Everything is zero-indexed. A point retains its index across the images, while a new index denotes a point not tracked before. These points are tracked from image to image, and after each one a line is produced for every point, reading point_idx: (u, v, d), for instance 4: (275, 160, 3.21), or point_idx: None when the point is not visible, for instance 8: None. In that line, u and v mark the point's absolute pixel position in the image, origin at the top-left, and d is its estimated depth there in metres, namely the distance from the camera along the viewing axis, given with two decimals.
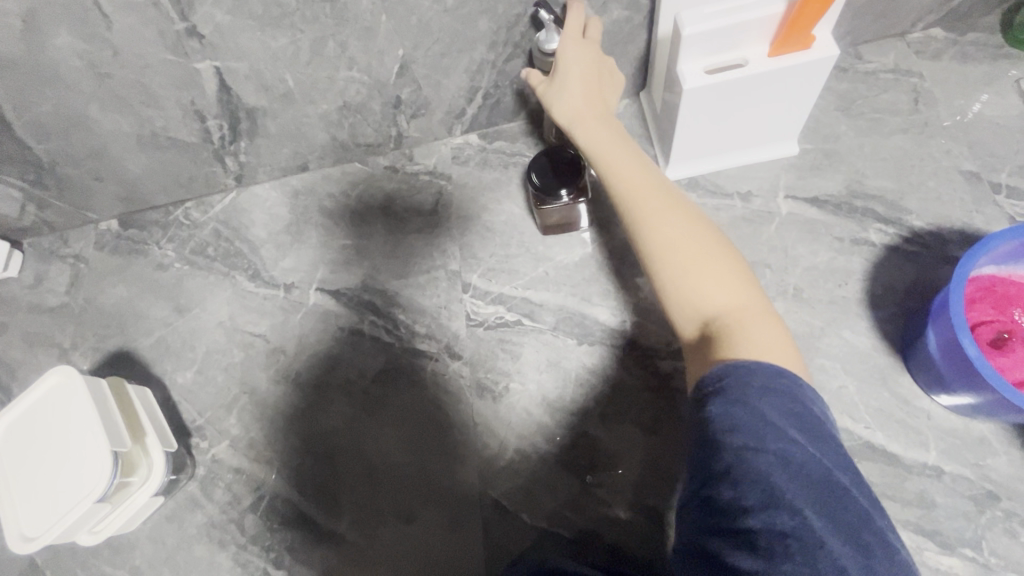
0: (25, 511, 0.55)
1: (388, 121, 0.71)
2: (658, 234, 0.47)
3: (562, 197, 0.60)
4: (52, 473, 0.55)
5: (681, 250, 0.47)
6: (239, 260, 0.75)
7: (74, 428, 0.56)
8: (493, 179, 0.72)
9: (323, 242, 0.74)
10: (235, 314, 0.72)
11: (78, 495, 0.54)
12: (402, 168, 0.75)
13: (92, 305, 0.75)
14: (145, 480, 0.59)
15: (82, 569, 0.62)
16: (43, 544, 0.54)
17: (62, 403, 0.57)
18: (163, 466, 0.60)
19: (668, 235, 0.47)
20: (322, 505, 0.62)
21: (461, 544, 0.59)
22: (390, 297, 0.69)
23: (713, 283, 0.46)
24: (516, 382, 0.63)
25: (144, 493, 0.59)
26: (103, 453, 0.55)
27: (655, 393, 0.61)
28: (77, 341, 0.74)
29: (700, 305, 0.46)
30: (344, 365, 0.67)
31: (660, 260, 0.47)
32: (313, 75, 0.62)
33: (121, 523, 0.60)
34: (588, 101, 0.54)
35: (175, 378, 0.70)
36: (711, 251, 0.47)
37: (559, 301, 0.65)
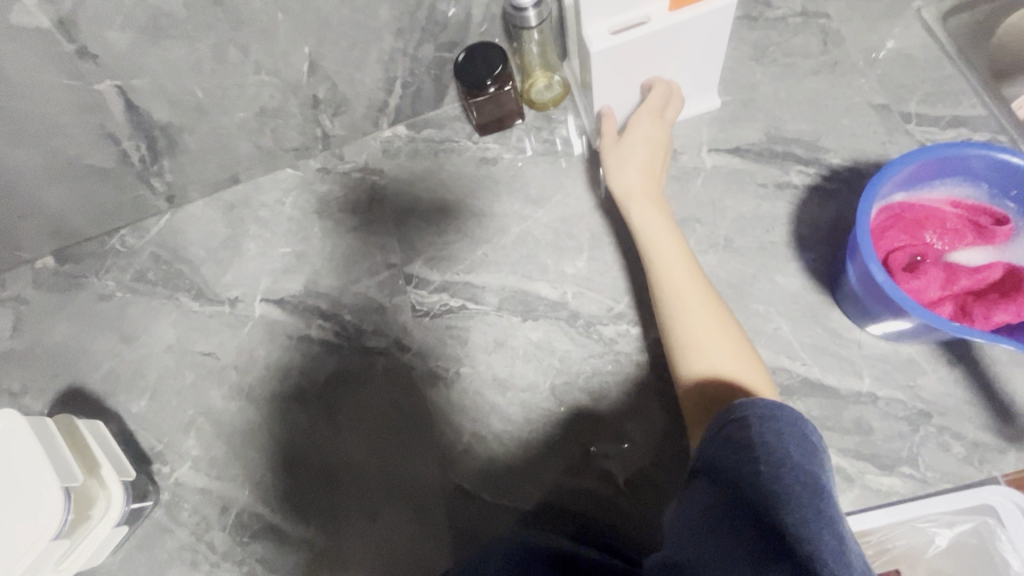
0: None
1: (309, 123, 0.70)
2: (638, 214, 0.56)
3: (488, 88, 0.63)
4: None
5: (686, 298, 0.51)
6: (181, 281, 0.74)
7: (18, 471, 0.55)
8: (425, 167, 0.72)
9: (263, 252, 0.73)
10: (183, 336, 0.71)
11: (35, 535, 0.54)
12: (334, 168, 0.74)
13: (37, 347, 0.74)
14: (105, 511, 0.58)
15: None
16: None
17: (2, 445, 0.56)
18: (119, 494, 0.60)
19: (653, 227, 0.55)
20: (289, 513, 0.62)
21: (428, 532, 0.59)
22: (335, 299, 0.69)
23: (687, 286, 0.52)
24: (467, 366, 0.63)
25: (106, 524, 0.58)
26: (54, 489, 0.54)
27: (601, 360, 0.61)
28: (26, 386, 0.72)
29: (705, 361, 0.48)
30: (297, 373, 0.67)
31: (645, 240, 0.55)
32: (221, 84, 0.61)
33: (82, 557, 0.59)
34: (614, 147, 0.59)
35: (129, 408, 0.69)
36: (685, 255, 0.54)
37: (502, 281, 0.66)
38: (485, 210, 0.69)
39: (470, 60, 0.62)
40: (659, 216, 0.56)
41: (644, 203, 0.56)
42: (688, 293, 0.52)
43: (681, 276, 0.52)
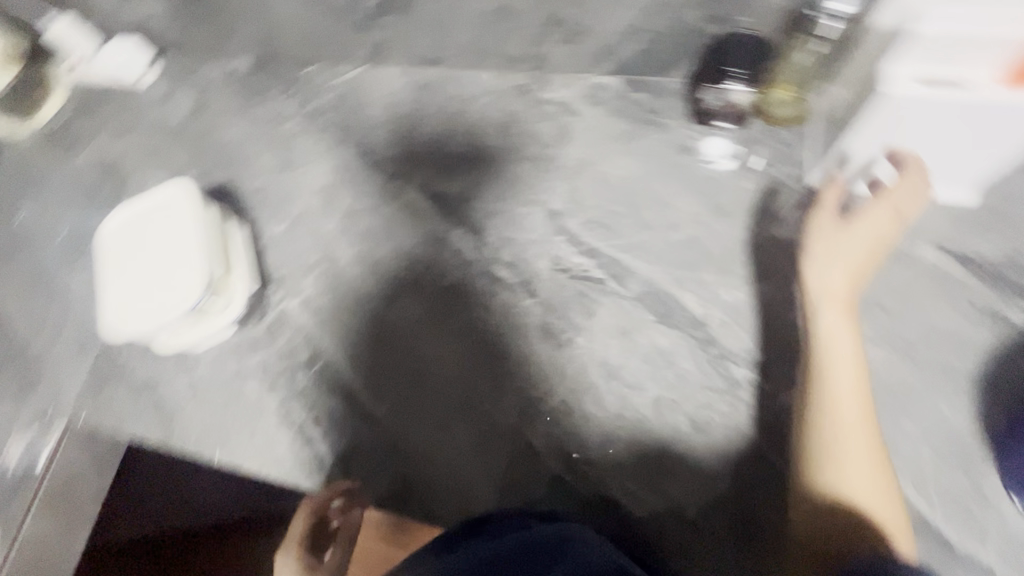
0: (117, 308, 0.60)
1: (536, 38, 0.67)
2: (824, 318, 0.52)
3: (728, 81, 0.60)
4: (150, 277, 0.60)
5: (845, 417, 0.49)
6: (351, 134, 0.76)
7: (179, 243, 0.61)
8: (622, 129, 0.69)
9: (435, 141, 0.74)
10: (335, 185, 0.74)
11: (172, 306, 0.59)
12: (533, 92, 0.73)
13: (208, 137, 0.79)
14: (227, 308, 0.65)
15: (158, 364, 0.70)
16: (127, 337, 0.60)
17: (169, 219, 0.62)
18: (241, 300, 0.66)
19: (836, 340, 0.51)
20: (369, 386, 0.65)
21: (485, 466, 0.61)
22: (485, 216, 0.69)
23: (847, 410, 0.49)
24: (583, 338, 0.62)
25: (224, 318, 0.65)
26: (202, 275, 0.59)
27: (714, 395, 0.59)
28: (189, 167, 0.78)
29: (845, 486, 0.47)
30: (422, 267, 0.68)
31: (819, 348, 0.51)
32: None
33: (193, 338, 0.66)
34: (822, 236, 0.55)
35: (266, 227, 0.74)
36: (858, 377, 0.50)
37: (651, 275, 0.63)
38: (664, 199, 0.66)
39: (739, 43, 0.59)
40: (846, 328, 0.51)
41: (835, 315, 0.52)
42: (846, 416, 0.49)
43: (843, 398, 0.49)
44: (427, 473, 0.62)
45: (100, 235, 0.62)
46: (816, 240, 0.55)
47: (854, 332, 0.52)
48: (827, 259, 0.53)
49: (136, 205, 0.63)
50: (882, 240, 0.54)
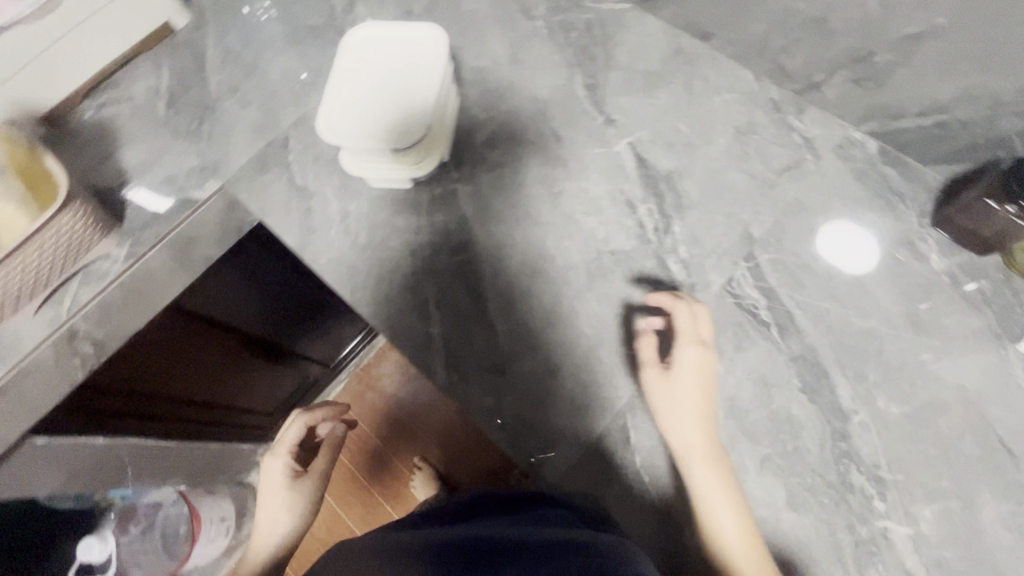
0: (337, 109, 0.61)
1: (825, 65, 0.64)
2: (697, 475, 0.53)
3: (1012, 204, 0.53)
4: (380, 101, 0.61)
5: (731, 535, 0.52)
6: (589, 63, 0.76)
7: (415, 83, 0.63)
8: (856, 193, 0.65)
9: (665, 110, 0.72)
10: (553, 103, 0.74)
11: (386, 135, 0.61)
12: (783, 113, 0.70)
13: None
14: (417, 163, 0.66)
15: (324, 179, 0.72)
16: (337, 144, 0.60)
17: (416, 55, 0.63)
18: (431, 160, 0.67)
19: (705, 466, 0.54)
20: (499, 299, 0.65)
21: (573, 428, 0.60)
22: (681, 205, 0.67)
23: (727, 522, 0.52)
24: (721, 365, 0.59)
25: (408, 171, 0.66)
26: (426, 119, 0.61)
27: (826, 493, 0.54)
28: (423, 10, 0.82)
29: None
30: (598, 219, 0.67)
31: (698, 481, 0.53)
32: None
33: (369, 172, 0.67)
34: (681, 430, 0.55)
35: (472, 108, 0.75)
36: (714, 464, 0.54)
37: (818, 343, 0.59)
38: (866, 280, 0.62)
39: None
40: (717, 473, 0.53)
41: (709, 472, 0.53)
42: (730, 526, 0.52)
43: (725, 523, 0.52)
44: (516, 406, 0.61)
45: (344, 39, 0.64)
46: (664, 404, 0.56)
47: (726, 470, 0.54)
48: (693, 445, 0.55)
49: (390, 29, 0.65)
50: (709, 377, 0.58)
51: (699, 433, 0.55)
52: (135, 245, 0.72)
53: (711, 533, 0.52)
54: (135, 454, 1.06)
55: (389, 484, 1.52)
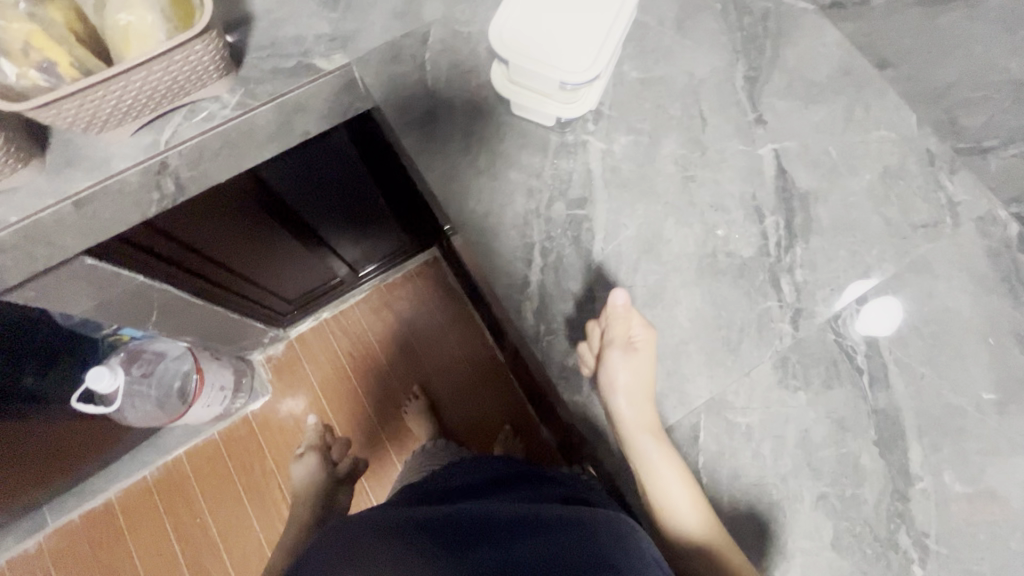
0: (514, 19, 0.60)
1: (1004, 133, 0.61)
2: (642, 453, 0.58)
3: None
4: (557, 27, 0.59)
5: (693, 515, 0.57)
6: (755, 54, 0.72)
7: (598, 22, 0.60)
8: (983, 270, 0.64)
9: (819, 128, 0.69)
10: (707, 84, 0.70)
11: (562, 55, 0.59)
12: (936, 167, 0.67)
13: None
14: (565, 104, 0.64)
15: (458, 94, 0.70)
16: (501, 53, 0.59)
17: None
18: (587, 99, 0.65)
19: (643, 446, 0.58)
20: (604, 267, 0.63)
21: None
22: (809, 228, 0.65)
23: (671, 489, 0.57)
24: (803, 395, 0.59)
25: (554, 109, 0.64)
26: (606, 49, 0.59)
27: (870, 544, 0.56)
28: None
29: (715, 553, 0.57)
30: (723, 217, 0.65)
31: (641, 459, 0.58)
32: None
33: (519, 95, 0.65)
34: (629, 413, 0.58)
35: (624, 64, 0.71)
36: (657, 442, 0.58)
37: (903, 403, 0.59)
38: (967, 358, 0.61)
39: None
40: (659, 446, 0.57)
41: (651, 452, 0.57)
42: (674, 492, 0.57)
43: (668, 493, 0.57)
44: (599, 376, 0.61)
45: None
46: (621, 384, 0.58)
47: (669, 447, 0.58)
48: (641, 449, 0.58)
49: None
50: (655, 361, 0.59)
51: (641, 416, 0.58)
52: (248, 97, 0.69)
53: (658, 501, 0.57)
54: (165, 301, 1.05)
55: (386, 404, 1.53)
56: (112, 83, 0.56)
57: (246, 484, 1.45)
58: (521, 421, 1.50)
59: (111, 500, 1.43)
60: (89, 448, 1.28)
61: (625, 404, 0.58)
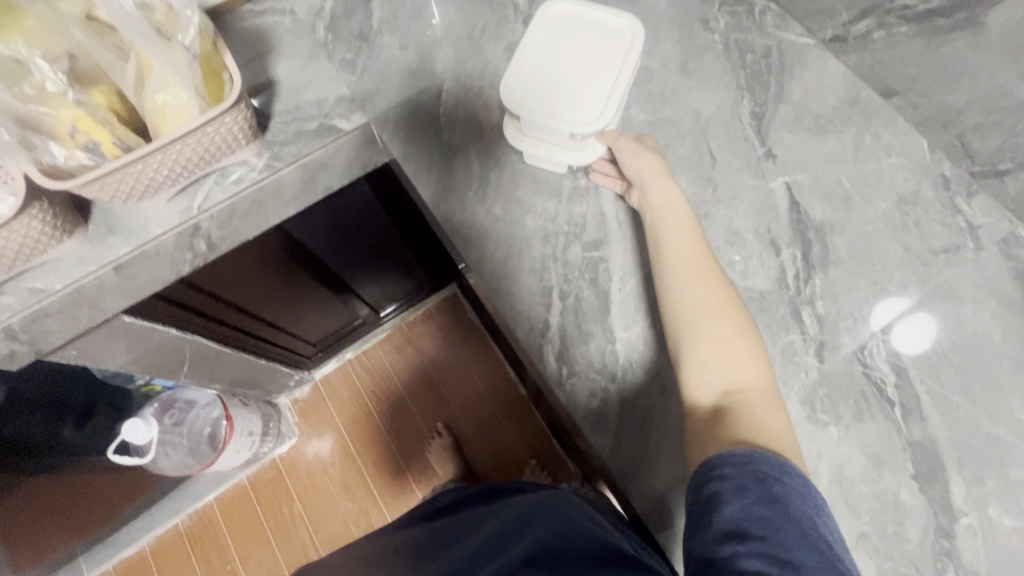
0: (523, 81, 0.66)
1: (1017, 154, 0.62)
2: (672, 250, 0.61)
3: None
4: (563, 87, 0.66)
5: (711, 336, 0.56)
6: (760, 89, 0.73)
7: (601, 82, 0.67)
8: (1011, 293, 0.63)
9: (829, 158, 0.69)
10: (714, 121, 0.72)
11: (578, 109, 0.66)
12: (951, 192, 0.67)
13: None
14: (574, 153, 0.69)
15: (474, 145, 0.73)
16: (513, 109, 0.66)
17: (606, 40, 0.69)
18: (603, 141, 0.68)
19: (674, 241, 0.61)
20: (622, 306, 0.64)
21: (675, 450, 0.60)
22: (827, 259, 0.65)
23: (695, 291, 0.59)
24: (835, 430, 0.58)
25: (564, 158, 0.69)
26: (616, 97, 0.65)
27: None
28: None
29: (704, 382, 0.55)
30: (739, 252, 0.66)
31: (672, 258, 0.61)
32: None
33: (536, 147, 0.69)
34: (660, 214, 0.63)
35: (631, 107, 0.73)
36: (689, 237, 0.62)
37: (939, 435, 0.58)
38: (1003, 386, 0.59)
39: None
40: (683, 247, 0.61)
41: (676, 245, 0.61)
42: (694, 289, 0.59)
43: (691, 289, 0.59)
44: (625, 421, 0.61)
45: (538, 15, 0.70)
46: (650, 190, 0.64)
47: (700, 254, 0.61)
48: (671, 265, 0.60)
49: (576, 7, 0.71)
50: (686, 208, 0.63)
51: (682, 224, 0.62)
52: (274, 159, 0.72)
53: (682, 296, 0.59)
54: (196, 351, 1.08)
55: (410, 441, 1.53)
56: (151, 157, 0.60)
57: (275, 529, 1.46)
58: (546, 455, 1.48)
59: (144, 548, 1.45)
60: (123, 498, 1.30)
61: (659, 244, 0.62)
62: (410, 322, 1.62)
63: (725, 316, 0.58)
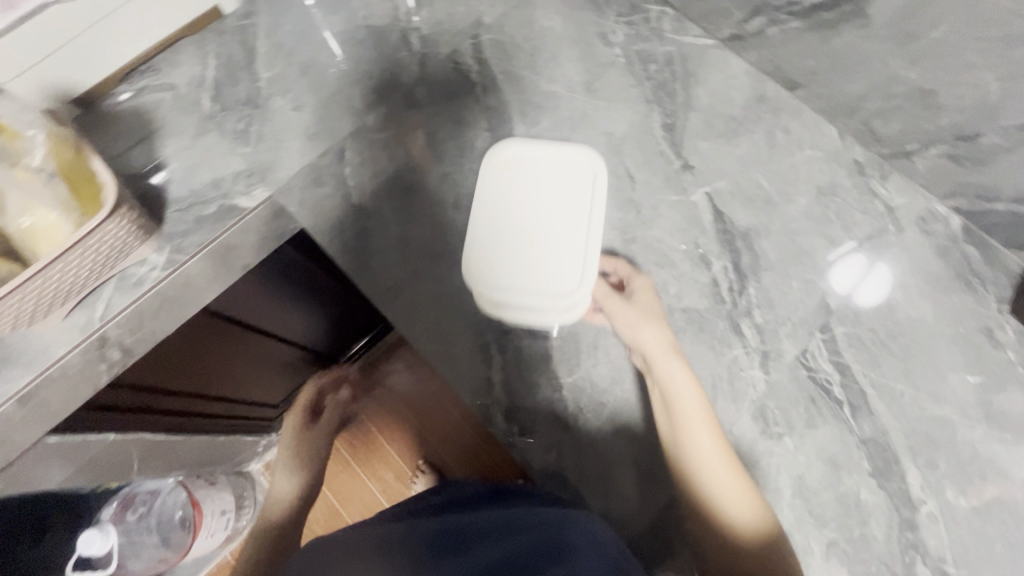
0: (484, 256, 0.66)
1: (923, 137, 0.60)
2: (681, 412, 0.58)
3: None
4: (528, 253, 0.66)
5: (727, 502, 0.56)
6: (669, 100, 0.72)
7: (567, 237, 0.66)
8: (936, 272, 0.64)
9: (745, 161, 0.69)
10: (628, 140, 0.71)
11: (552, 279, 0.65)
12: (867, 178, 0.67)
13: (527, 14, 0.77)
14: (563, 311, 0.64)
15: (393, 207, 0.72)
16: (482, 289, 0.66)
17: (563, 184, 0.68)
18: (587, 288, 0.64)
19: (680, 401, 0.58)
20: (563, 352, 0.65)
21: (642, 493, 0.61)
22: (757, 266, 0.65)
23: (704, 447, 0.57)
24: (790, 441, 0.59)
25: (555, 319, 0.64)
26: (590, 261, 0.65)
27: None
28: (493, 27, 0.77)
29: (727, 530, 0.56)
30: (671, 274, 0.66)
31: (677, 414, 0.58)
32: (949, 55, 0.51)
33: (521, 313, 0.65)
34: (660, 366, 0.60)
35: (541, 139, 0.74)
36: (694, 393, 0.59)
37: (888, 427, 0.59)
38: (943, 367, 0.60)
39: None
40: (692, 403, 0.58)
41: (684, 400, 0.58)
42: (704, 447, 0.57)
43: (704, 449, 0.57)
44: (581, 463, 0.62)
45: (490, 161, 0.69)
46: (641, 338, 0.61)
47: (705, 404, 0.59)
48: (681, 426, 0.57)
49: (530, 147, 0.70)
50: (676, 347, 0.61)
51: (684, 379, 0.59)
52: (176, 252, 0.67)
53: (693, 456, 0.56)
54: (145, 447, 1.01)
55: (394, 485, 1.50)
56: (26, 287, 0.54)
57: None
58: None
59: None
60: None
61: (671, 403, 0.58)
62: (378, 366, 1.51)
63: (731, 463, 0.58)
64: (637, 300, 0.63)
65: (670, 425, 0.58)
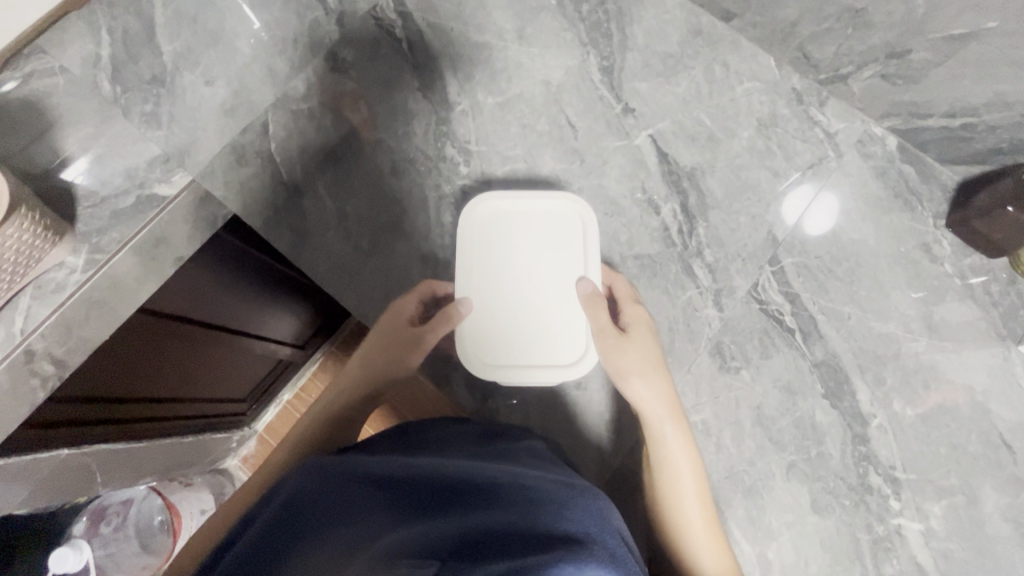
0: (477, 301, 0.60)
1: (858, 58, 0.60)
2: (663, 447, 0.55)
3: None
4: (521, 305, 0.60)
5: (701, 548, 0.52)
6: (603, 41, 0.69)
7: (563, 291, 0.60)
8: (876, 195, 0.65)
9: (686, 99, 0.67)
10: (564, 88, 0.69)
11: (549, 341, 0.59)
12: (806, 105, 0.66)
13: None
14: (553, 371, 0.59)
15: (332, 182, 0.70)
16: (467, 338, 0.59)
17: (558, 229, 0.62)
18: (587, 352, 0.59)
19: (666, 445, 0.55)
20: None
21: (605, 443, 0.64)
22: (705, 204, 0.65)
23: (681, 484, 0.53)
24: (747, 373, 0.61)
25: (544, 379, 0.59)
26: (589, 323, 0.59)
27: (847, 496, 0.59)
28: None
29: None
30: (620, 222, 0.65)
31: (660, 452, 0.55)
32: None
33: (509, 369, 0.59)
34: (646, 407, 0.55)
35: (478, 94, 0.71)
36: (681, 432, 0.55)
37: (838, 348, 0.61)
38: (885, 285, 0.62)
39: None
40: (678, 445, 0.54)
41: (669, 442, 0.55)
42: (682, 482, 0.54)
43: (684, 486, 0.53)
44: (547, 418, 0.64)
45: (468, 217, 0.62)
46: (627, 375, 0.56)
47: (691, 445, 0.55)
48: (660, 464, 0.55)
49: (515, 197, 0.63)
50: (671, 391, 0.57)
51: (676, 430, 0.55)
52: (95, 251, 0.59)
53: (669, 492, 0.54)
54: None
55: None
56: None
57: None
58: None
59: None
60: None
61: (654, 444, 0.55)
62: None
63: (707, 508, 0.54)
64: (629, 335, 0.58)
65: (655, 463, 0.55)
